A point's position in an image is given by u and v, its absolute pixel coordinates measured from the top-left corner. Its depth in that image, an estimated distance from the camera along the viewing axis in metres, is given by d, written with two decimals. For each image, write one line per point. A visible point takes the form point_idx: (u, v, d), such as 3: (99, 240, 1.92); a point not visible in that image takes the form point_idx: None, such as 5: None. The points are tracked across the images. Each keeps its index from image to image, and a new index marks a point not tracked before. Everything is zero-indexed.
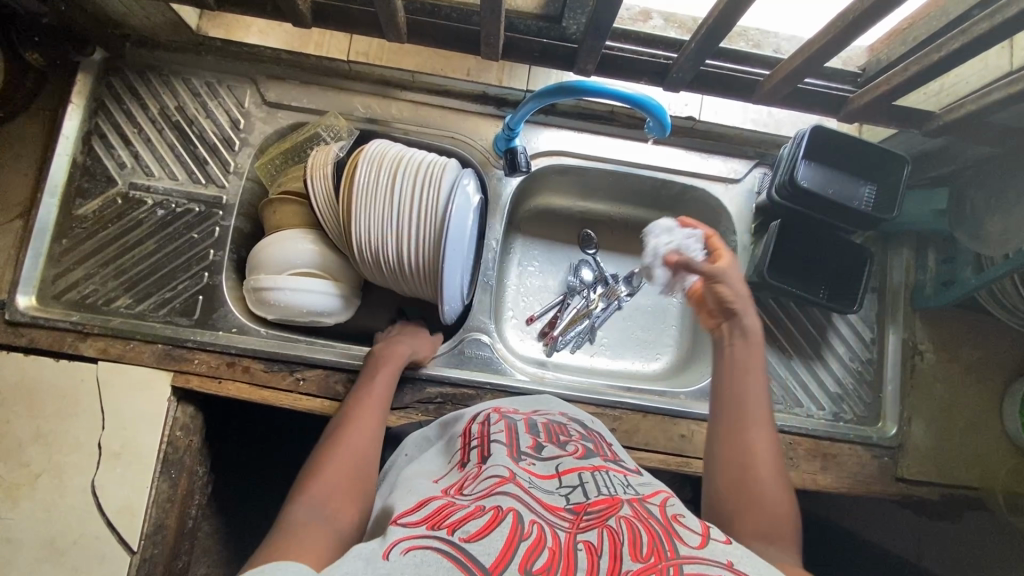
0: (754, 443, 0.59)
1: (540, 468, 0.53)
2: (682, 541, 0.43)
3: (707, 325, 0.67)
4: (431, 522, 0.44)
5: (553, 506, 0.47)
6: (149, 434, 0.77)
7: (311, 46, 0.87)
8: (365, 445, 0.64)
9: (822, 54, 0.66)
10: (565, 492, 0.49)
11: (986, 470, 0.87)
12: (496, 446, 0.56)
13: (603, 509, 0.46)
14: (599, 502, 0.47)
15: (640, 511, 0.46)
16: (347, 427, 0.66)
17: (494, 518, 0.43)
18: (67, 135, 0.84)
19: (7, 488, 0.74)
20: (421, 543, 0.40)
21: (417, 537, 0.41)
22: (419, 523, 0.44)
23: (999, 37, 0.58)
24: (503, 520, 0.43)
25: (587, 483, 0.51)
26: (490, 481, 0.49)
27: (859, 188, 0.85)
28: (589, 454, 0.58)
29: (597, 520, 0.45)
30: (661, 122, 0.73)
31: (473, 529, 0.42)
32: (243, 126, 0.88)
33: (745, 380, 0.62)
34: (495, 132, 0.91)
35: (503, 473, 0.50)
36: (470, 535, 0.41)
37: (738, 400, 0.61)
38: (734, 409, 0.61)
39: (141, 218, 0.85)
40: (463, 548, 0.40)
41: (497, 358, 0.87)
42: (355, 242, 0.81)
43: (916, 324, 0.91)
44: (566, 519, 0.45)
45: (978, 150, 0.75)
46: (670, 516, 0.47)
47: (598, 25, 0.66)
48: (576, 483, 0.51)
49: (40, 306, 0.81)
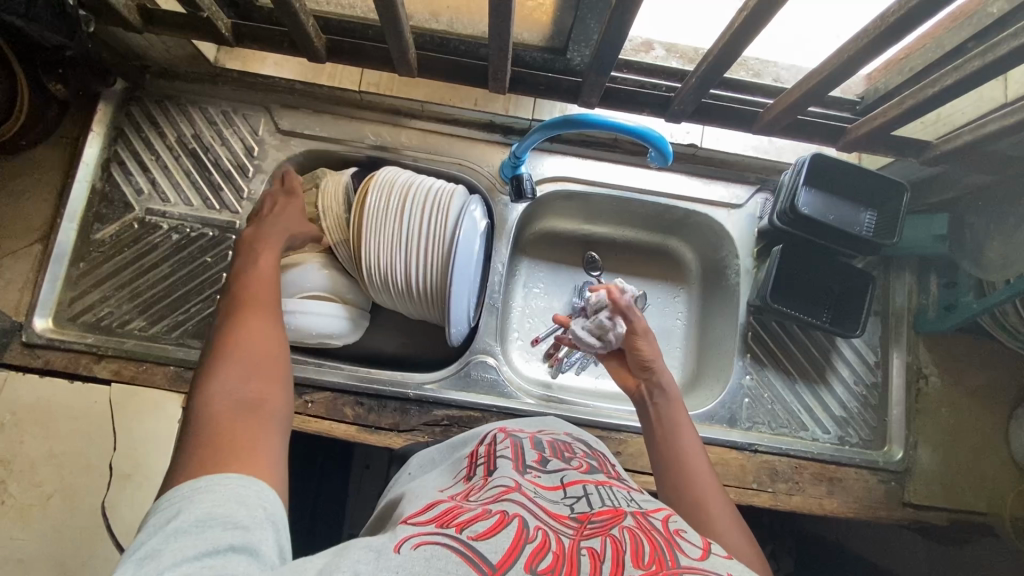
0: (699, 468, 0.63)
1: (546, 480, 0.54)
2: (683, 552, 0.43)
3: (629, 385, 0.75)
4: (440, 520, 0.45)
5: (558, 514, 0.47)
6: (159, 456, 0.79)
7: (324, 78, 0.90)
8: (267, 321, 0.58)
9: (820, 89, 0.68)
10: (570, 502, 0.50)
11: (993, 495, 0.87)
12: (502, 461, 0.57)
13: (607, 519, 0.47)
14: (603, 512, 0.48)
15: (643, 523, 0.47)
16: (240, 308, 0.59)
17: (501, 520, 0.44)
18: (87, 161, 0.87)
19: (19, 508, 0.75)
20: (430, 539, 0.41)
21: (427, 534, 0.42)
22: (429, 521, 0.45)
23: (992, 73, 0.60)
24: (509, 523, 0.44)
25: (592, 494, 0.52)
26: (497, 490, 0.50)
27: (860, 215, 0.86)
28: (593, 470, 0.59)
29: (600, 529, 0.45)
30: (663, 152, 0.74)
31: (481, 529, 0.43)
32: (257, 154, 0.90)
33: (675, 423, 0.67)
34: (501, 158, 0.93)
35: (509, 483, 0.51)
36: (478, 534, 0.42)
37: (673, 436, 0.66)
38: (673, 443, 0.65)
39: (156, 242, 0.87)
40: (471, 545, 0.41)
41: (503, 380, 0.88)
42: (365, 267, 0.83)
43: (920, 348, 0.92)
44: (570, 527, 0.45)
45: (975, 179, 0.77)
46: (672, 530, 0.46)
47: (603, 60, 0.69)
48: (581, 493, 0.52)
49: (57, 328, 0.83)
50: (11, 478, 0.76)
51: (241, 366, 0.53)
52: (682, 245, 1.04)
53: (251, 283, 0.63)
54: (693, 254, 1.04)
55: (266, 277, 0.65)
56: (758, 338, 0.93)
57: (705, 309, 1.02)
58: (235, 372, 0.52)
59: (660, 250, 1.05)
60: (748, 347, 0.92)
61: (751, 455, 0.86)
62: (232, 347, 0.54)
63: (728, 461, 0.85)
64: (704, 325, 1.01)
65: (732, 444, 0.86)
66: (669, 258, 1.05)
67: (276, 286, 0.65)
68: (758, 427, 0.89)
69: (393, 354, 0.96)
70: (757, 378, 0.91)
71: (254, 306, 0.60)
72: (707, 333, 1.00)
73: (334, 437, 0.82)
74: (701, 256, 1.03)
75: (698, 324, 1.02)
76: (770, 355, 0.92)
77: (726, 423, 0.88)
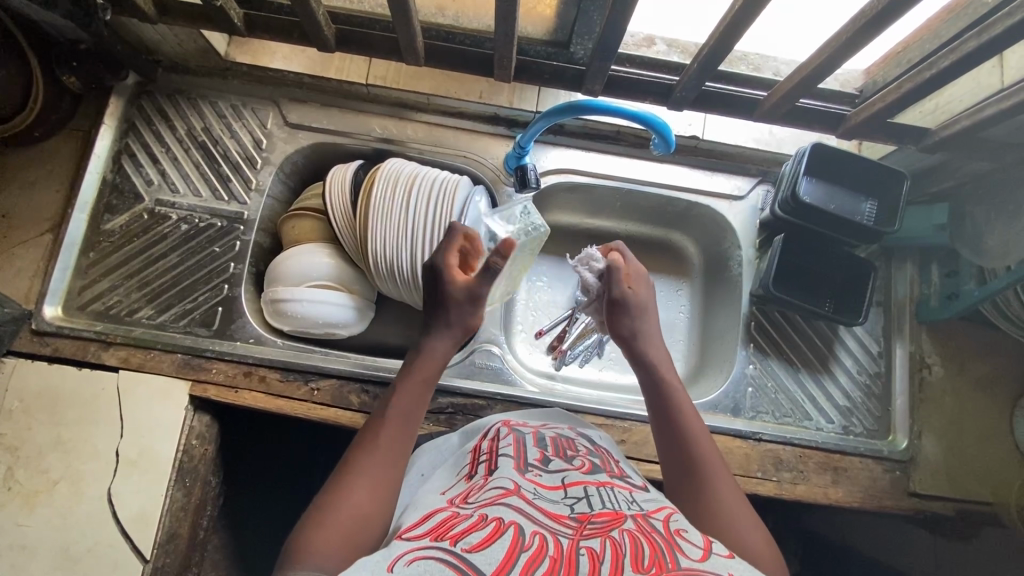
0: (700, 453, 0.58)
1: (547, 479, 0.53)
2: (683, 554, 0.41)
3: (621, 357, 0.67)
4: (435, 533, 0.43)
5: (557, 515, 0.46)
6: (165, 442, 0.79)
7: (332, 71, 0.91)
8: (382, 479, 0.54)
9: (817, 75, 0.70)
10: (570, 503, 0.48)
11: (998, 485, 0.87)
12: (504, 460, 0.56)
13: (607, 521, 0.45)
14: (604, 514, 0.46)
15: (643, 524, 0.45)
16: (369, 448, 0.56)
17: (496, 529, 0.42)
18: (100, 153, 0.88)
19: (26, 494, 0.75)
20: (424, 554, 0.39)
21: (421, 548, 0.40)
22: (423, 535, 0.43)
23: (984, 56, 0.62)
24: (504, 531, 0.42)
25: (593, 495, 0.49)
26: (495, 492, 0.49)
27: (860, 204, 0.87)
28: (596, 469, 0.57)
29: (600, 530, 0.43)
30: (666, 139, 0.77)
31: (476, 539, 0.41)
32: (265, 146, 0.92)
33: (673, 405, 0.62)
34: (505, 151, 0.94)
35: (508, 485, 0.50)
36: (472, 546, 0.40)
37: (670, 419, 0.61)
38: (670, 428, 0.60)
39: (165, 232, 0.89)
40: (465, 557, 0.39)
41: (507, 369, 0.88)
42: (371, 254, 0.84)
43: (923, 337, 0.92)
44: (569, 527, 0.44)
45: (975, 166, 0.78)
46: (673, 531, 0.44)
47: (606, 46, 0.70)
48: (581, 494, 0.50)
49: (65, 316, 0.84)
50: (19, 464, 0.76)
51: (342, 533, 0.49)
52: (685, 238, 1.05)
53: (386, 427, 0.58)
54: (695, 247, 1.05)
55: (404, 425, 0.59)
56: (761, 328, 0.93)
57: (708, 301, 1.02)
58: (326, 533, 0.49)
59: (662, 243, 1.06)
60: (751, 337, 0.92)
61: (755, 444, 0.85)
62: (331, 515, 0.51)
63: (732, 450, 0.85)
64: (707, 318, 1.02)
65: (736, 433, 0.86)
66: (671, 251, 1.06)
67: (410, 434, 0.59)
68: (762, 416, 0.89)
69: (397, 345, 0.97)
70: (760, 368, 0.91)
71: (379, 464, 0.55)
72: (710, 324, 1.00)
73: (339, 424, 0.82)
74: (703, 249, 1.04)
75: (701, 316, 1.03)
76: (773, 346, 0.92)
77: (730, 412, 0.88)
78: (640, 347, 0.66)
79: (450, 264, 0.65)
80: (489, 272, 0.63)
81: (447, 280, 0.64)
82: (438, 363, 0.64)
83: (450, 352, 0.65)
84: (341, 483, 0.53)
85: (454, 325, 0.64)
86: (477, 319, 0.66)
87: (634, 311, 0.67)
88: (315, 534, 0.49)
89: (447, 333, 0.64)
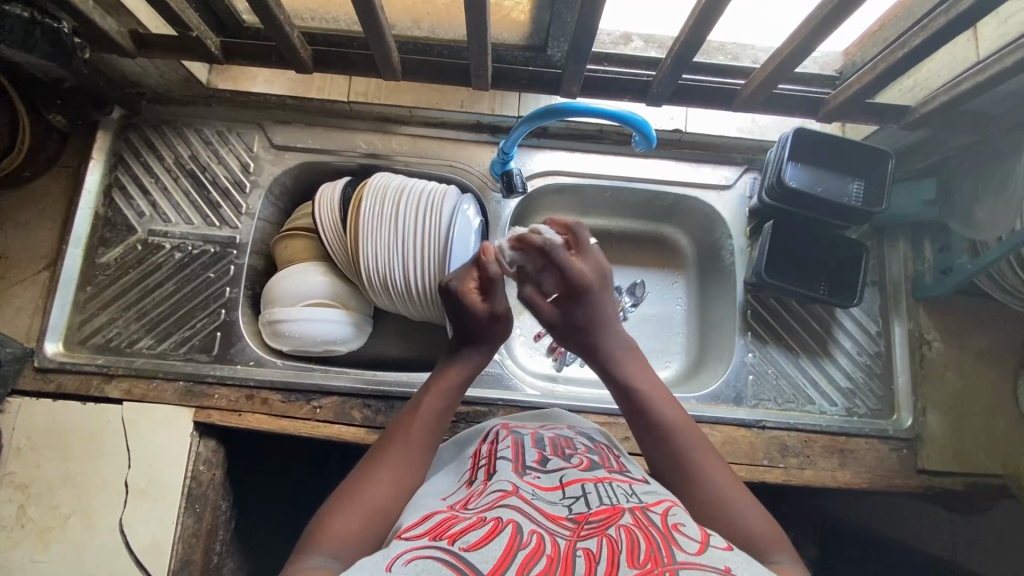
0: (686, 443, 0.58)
1: (545, 480, 0.52)
2: (679, 547, 0.41)
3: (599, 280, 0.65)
4: (433, 533, 0.43)
5: (555, 515, 0.46)
6: (173, 470, 0.79)
7: (313, 90, 0.92)
8: (403, 482, 0.55)
9: (791, 62, 0.70)
10: (568, 502, 0.48)
11: (1008, 457, 0.86)
12: (502, 463, 0.56)
13: (604, 518, 0.45)
14: (601, 512, 0.46)
15: (641, 519, 0.45)
16: (394, 449, 0.58)
17: (494, 528, 0.43)
18: (89, 189, 0.89)
19: (39, 530, 0.76)
20: (423, 553, 0.39)
21: (419, 548, 0.40)
22: (421, 535, 0.43)
23: (953, 32, 0.62)
24: (502, 531, 0.42)
25: (591, 493, 0.50)
26: (494, 495, 0.49)
27: (848, 185, 0.87)
28: (594, 466, 0.57)
29: (597, 529, 0.43)
30: (647, 135, 0.78)
31: (473, 539, 0.41)
32: (253, 169, 0.93)
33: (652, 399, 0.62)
34: (490, 158, 0.95)
35: (506, 487, 0.50)
36: (470, 545, 0.41)
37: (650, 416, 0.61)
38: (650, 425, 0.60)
39: (161, 261, 0.90)
40: (463, 557, 0.39)
41: (507, 375, 0.89)
42: (364, 270, 0.85)
43: (921, 314, 0.92)
44: (566, 528, 0.44)
45: (954, 141, 0.79)
46: (669, 524, 0.44)
47: (578, 50, 0.70)
48: (579, 493, 0.50)
49: (67, 352, 0.85)
50: (31, 501, 0.77)
51: (358, 522, 0.50)
52: (677, 231, 1.05)
53: (409, 431, 0.59)
54: (687, 239, 1.05)
55: (429, 430, 0.60)
56: (758, 316, 0.93)
57: (702, 293, 1.03)
58: (342, 523, 0.50)
59: (654, 238, 1.06)
60: (749, 325, 0.93)
61: (760, 432, 0.85)
62: (351, 503, 0.52)
63: (736, 439, 0.84)
64: (705, 308, 1.02)
65: (739, 422, 0.85)
66: (664, 244, 1.06)
67: (432, 444, 0.60)
68: (764, 403, 0.89)
69: (396, 358, 0.98)
70: (760, 355, 0.91)
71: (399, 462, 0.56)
72: (707, 314, 1.01)
73: (343, 441, 0.83)
74: (695, 240, 1.04)
75: (698, 307, 1.03)
76: (772, 333, 0.92)
77: (732, 401, 0.89)
78: (599, 329, 0.65)
79: (468, 289, 0.65)
80: (495, 287, 0.65)
81: (465, 307, 0.65)
82: (467, 376, 0.66)
83: (479, 365, 0.67)
84: (359, 478, 0.55)
85: (483, 339, 0.66)
86: (504, 331, 0.67)
87: (588, 328, 0.65)
88: (335, 518, 0.50)
89: (478, 348, 0.67)
